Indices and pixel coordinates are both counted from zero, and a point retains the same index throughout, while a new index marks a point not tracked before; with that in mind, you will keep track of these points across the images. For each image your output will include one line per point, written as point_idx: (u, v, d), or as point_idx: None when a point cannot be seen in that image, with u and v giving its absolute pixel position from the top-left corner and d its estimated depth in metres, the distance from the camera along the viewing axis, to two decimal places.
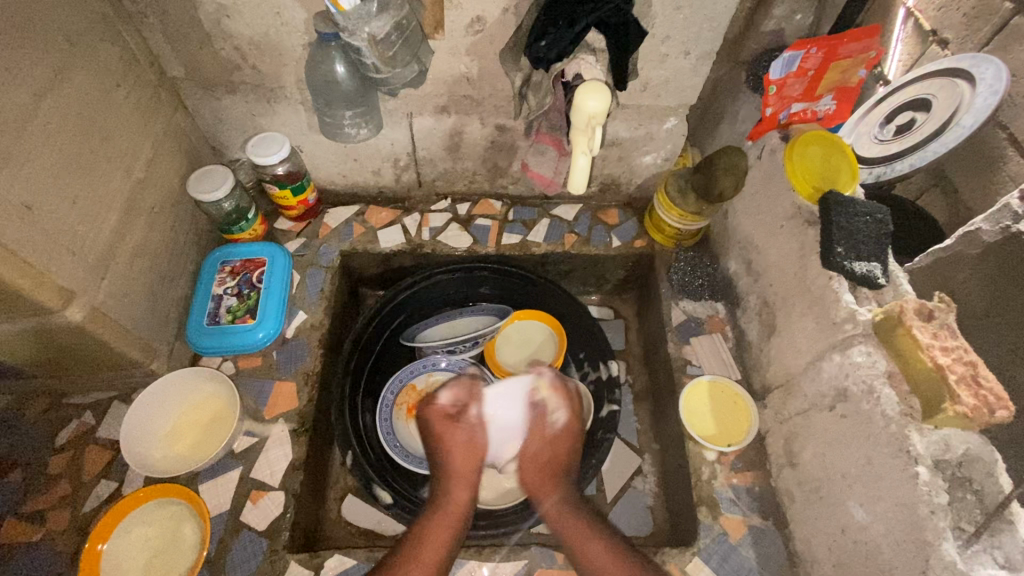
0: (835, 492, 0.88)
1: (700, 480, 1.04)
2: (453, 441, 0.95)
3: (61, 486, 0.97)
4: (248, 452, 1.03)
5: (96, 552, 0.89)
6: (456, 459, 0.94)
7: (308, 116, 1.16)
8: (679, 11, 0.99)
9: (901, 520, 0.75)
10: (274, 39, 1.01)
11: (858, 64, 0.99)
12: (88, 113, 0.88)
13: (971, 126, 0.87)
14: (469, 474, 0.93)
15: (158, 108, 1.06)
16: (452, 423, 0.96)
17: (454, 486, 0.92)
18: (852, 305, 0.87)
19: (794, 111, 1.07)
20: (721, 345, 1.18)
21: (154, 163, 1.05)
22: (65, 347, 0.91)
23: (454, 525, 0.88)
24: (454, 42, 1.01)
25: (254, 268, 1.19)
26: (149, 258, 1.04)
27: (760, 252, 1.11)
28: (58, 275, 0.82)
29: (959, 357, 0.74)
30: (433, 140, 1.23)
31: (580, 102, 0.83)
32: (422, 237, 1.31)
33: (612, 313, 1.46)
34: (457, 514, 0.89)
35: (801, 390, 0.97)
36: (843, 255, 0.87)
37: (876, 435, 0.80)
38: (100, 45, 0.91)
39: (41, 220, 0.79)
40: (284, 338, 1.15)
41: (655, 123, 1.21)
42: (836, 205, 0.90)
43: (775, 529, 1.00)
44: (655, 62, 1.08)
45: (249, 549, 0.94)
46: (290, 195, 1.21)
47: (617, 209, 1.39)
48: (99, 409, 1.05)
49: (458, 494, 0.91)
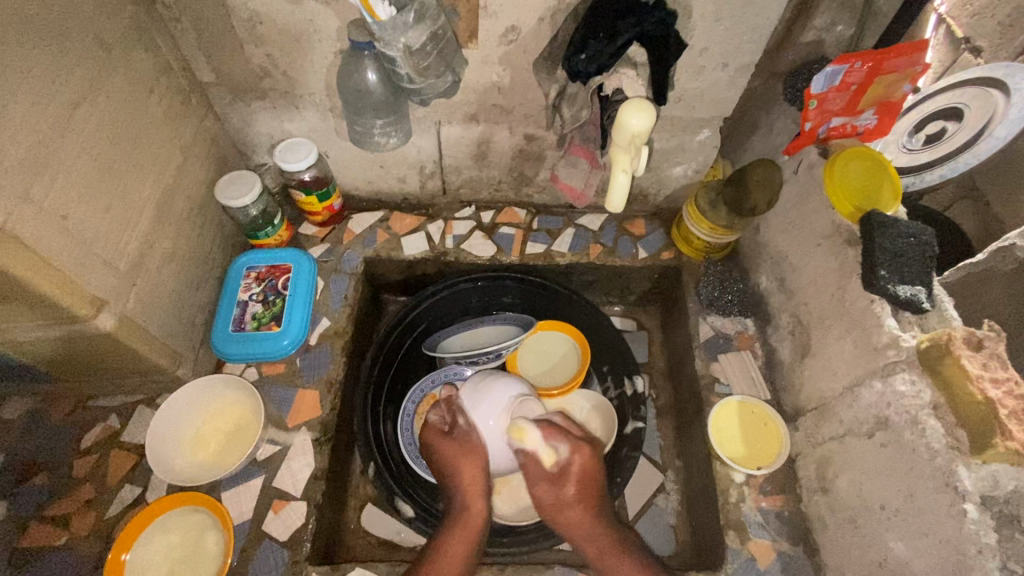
0: (872, 523, 0.85)
1: (727, 502, 1.01)
2: (450, 451, 1.00)
3: (85, 490, 0.98)
4: (271, 461, 1.03)
5: (119, 561, 0.89)
6: (462, 472, 0.98)
7: (336, 123, 1.15)
8: (719, 23, 0.96)
9: (945, 557, 0.73)
10: (306, 46, 1.00)
11: (903, 79, 0.94)
12: (123, 121, 0.88)
13: (1004, 137, 0.88)
14: (471, 485, 0.97)
15: (189, 114, 1.06)
16: (446, 438, 1.01)
17: (466, 501, 0.97)
18: (895, 330, 0.84)
19: (834, 125, 1.02)
20: (750, 363, 1.16)
21: (184, 169, 1.04)
22: (93, 353, 0.91)
23: (469, 540, 0.93)
24: (487, 51, 0.99)
25: (280, 274, 1.19)
26: (177, 265, 1.04)
27: (795, 269, 1.08)
28: (90, 284, 0.82)
29: (1011, 389, 0.70)
30: (460, 148, 1.21)
31: (624, 120, 0.82)
32: (446, 245, 1.30)
33: (635, 325, 1.43)
34: (472, 527, 0.94)
35: (837, 415, 0.95)
36: (886, 278, 0.83)
37: (919, 468, 0.77)
38: (135, 52, 0.91)
39: (74, 229, 0.79)
40: (308, 346, 1.15)
41: (688, 134, 1.19)
42: (879, 226, 0.86)
43: (805, 556, 0.97)
44: (692, 73, 1.05)
45: (272, 560, 0.94)
46: (316, 201, 1.20)
47: (643, 220, 1.36)
48: (124, 413, 1.05)
49: (469, 507, 0.96)
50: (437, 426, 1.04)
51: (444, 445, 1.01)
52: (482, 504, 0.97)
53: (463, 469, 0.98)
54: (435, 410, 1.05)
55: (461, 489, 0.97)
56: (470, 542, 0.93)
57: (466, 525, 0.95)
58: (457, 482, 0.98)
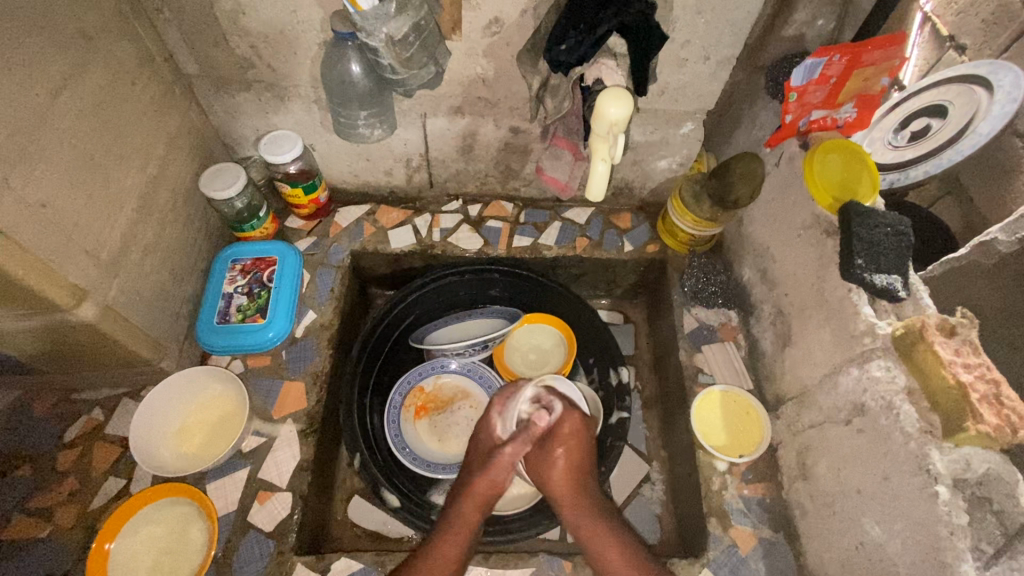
0: (849, 508, 0.87)
1: (710, 490, 1.03)
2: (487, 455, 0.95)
3: (68, 482, 0.97)
4: (257, 453, 1.03)
5: (103, 551, 0.89)
6: (488, 480, 0.90)
7: (322, 115, 1.15)
8: (700, 16, 0.97)
9: (918, 540, 0.74)
10: (290, 36, 1.00)
11: (881, 72, 0.97)
12: (105, 111, 0.88)
13: (988, 133, 0.86)
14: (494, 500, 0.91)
15: (173, 105, 1.05)
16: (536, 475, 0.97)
17: (467, 507, 0.90)
18: (871, 318, 0.85)
19: (814, 119, 1.04)
20: (734, 353, 1.17)
21: (167, 160, 1.04)
22: (75, 344, 0.91)
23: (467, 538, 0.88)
24: (471, 43, 1.00)
25: (265, 267, 1.19)
26: (161, 257, 1.03)
27: (776, 260, 1.10)
28: (70, 273, 0.81)
29: (982, 374, 0.72)
30: (446, 141, 1.22)
31: (603, 110, 0.83)
32: (433, 238, 1.30)
33: (621, 318, 1.45)
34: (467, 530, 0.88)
35: (816, 403, 0.96)
36: (863, 267, 0.85)
37: (893, 452, 0.79)
38: (116, 42, 0.90)
39: (54, 219, 0.79)
40: (293, 339, 1.15)
41: (671, 128, 1.20)
42: (857, 216, 0.87)
43: (786, 542, 0.99)
44: (674, 66, 1.06)
45: (256, 551, 0.94)
46: (301, 194, 1.20)
47: (629, 213, 1.38)
48: (108, 406, 1.05)
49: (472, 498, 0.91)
50: (490, 427, 0.97)
51: (491, 460, 0.91)
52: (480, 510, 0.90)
53: (490, 475, 0.90)
54: (496, 411, 0.98)
55: (476, 498, 0.90)
56: (462, 545, 0.87)
57: (462, 526, 0.88)
58: (481, 486, 0.90)
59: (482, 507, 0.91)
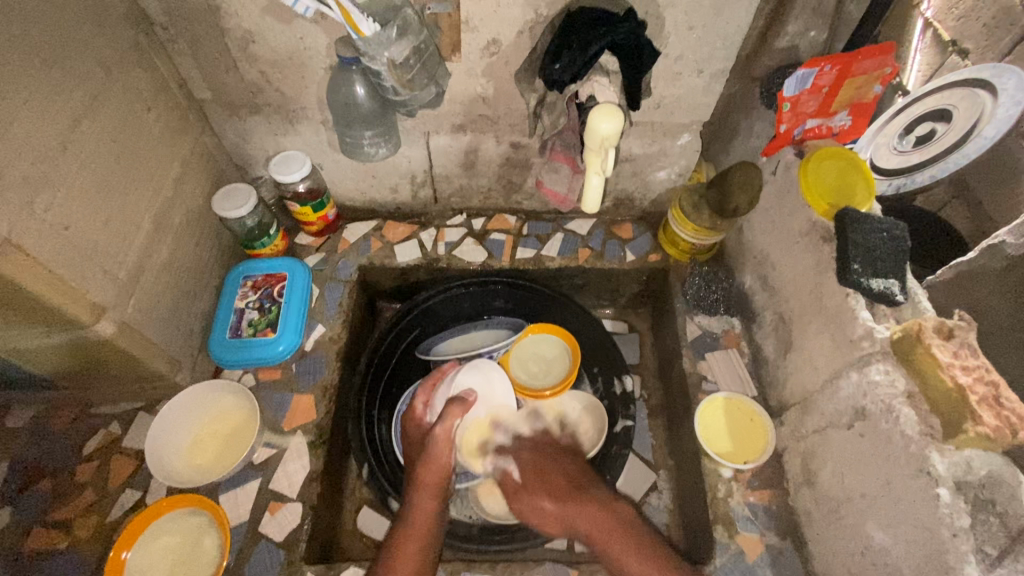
0: (855, 513, 0.86)
1: (716, 497, 1.03)
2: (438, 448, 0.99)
3: (87, 494, 1.00)
4: (268, 464, 1.05)
5: (119, 560, 0.92)
6: (430, 463, 0.97)
7: (329, 136, 1.20)
8: (692, 31, 1.00)
9: (922, 542, 0.74)
10: (297, 61, 1.04)
11: (873, 81, 0.98)
12: (122, 138, 0.92)
13: (993, 136, 0.88)
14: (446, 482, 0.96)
15: (187, 129, 1.10)
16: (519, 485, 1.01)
17: (419, 496, 0.95)
18: (869, 322, 0.86)
19: (809, 127, 1.06)
20: (738, 360, 1.18)
21: (182, 182, 1.09)
22: (94, 359, 0.95)
23: (424, 533, 0.89)
24: (470, 64, 1.04)
25: (276, 282, 1.23)
26: (175, 275, 1.07)
27: (776, 267, 1.11)
28: (90, 292, 0.85)
29: (981, 376, 0.72)
30: (449, 158, 1.25)
31: (594, 125, 0.85)
32: (438, 252, 1.33)
33: (626, 327, 1.46)
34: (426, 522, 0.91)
35: (818, 407, 0.97)
36: (859, 272, 0.86)
37: (895, 456, 0.79)
38: (134, 71, 0.95)
39: (75, 239, 0.83)
40: (303, 351, 1.18)
41: (668, 139, 1.23)
42: (852, 222, 0.88)
43: (793, 549, 0.99)
44: (669, 80, 1.09)
45: (267, 560, 0.96)
46: (310, 212, 1.24)
47: (631, 223, 1.40)
48: (125, 419, 1.08)
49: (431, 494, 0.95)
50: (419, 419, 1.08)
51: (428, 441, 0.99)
52: (435, 499, 0.95)
53: (432, 457, 0.98)
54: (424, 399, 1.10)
55: (427, 482, 0.96)
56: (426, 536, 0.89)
57: (420, 511, 0.92)
58: (426, 470, 0.97)
59: (436, 491, 0.95)
